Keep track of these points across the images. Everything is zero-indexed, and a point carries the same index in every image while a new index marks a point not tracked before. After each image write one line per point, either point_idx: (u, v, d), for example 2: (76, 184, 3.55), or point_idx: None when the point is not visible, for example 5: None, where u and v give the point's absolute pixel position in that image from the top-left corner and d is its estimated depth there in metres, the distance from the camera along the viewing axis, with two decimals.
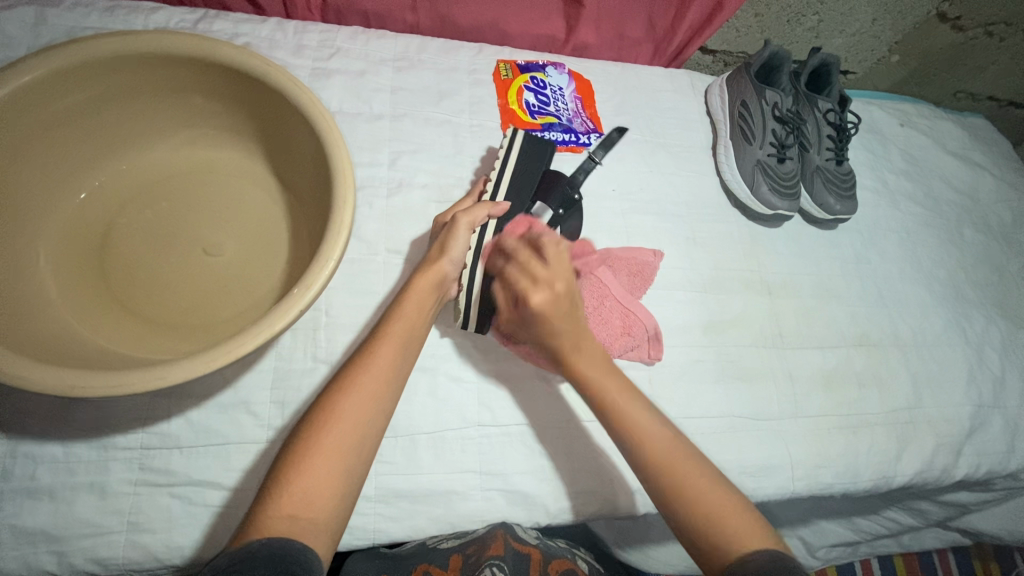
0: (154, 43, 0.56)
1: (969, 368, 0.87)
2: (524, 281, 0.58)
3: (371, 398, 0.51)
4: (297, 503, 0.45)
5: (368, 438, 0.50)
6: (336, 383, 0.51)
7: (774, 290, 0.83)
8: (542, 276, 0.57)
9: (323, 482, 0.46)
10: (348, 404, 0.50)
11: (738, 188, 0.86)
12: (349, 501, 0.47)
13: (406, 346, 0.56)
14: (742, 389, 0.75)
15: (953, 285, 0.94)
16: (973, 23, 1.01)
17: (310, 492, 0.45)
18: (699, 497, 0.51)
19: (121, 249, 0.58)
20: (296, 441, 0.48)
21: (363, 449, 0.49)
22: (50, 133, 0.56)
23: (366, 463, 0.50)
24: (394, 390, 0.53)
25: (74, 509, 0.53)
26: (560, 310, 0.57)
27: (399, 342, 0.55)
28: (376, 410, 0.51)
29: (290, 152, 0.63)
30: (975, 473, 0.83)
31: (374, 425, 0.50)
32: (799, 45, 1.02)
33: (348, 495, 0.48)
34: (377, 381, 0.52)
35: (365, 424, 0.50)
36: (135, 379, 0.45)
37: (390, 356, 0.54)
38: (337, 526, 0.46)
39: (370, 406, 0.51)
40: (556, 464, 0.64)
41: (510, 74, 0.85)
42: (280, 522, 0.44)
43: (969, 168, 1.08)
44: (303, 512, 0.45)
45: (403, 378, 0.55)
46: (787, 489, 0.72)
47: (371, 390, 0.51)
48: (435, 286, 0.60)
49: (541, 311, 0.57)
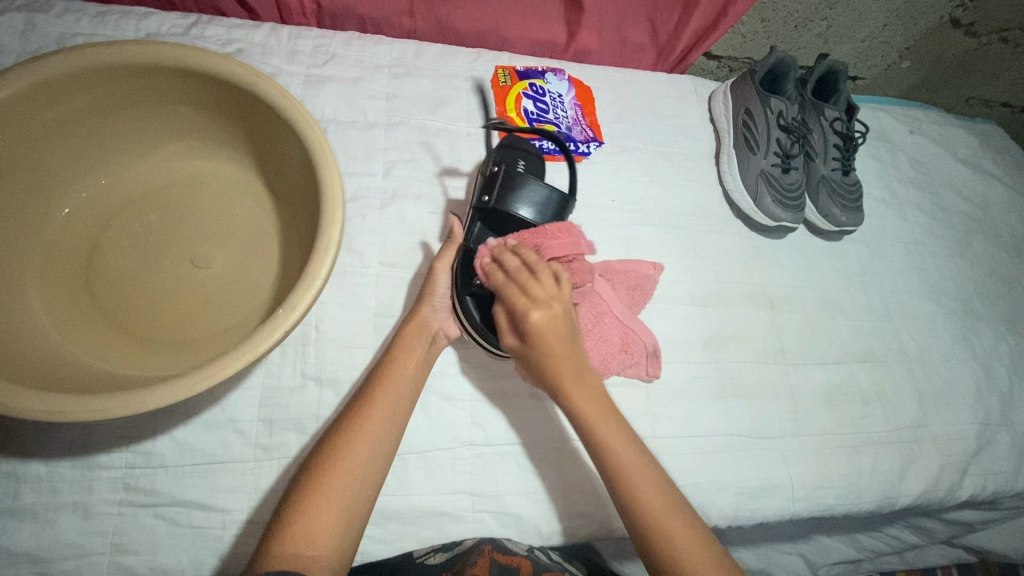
0: (138, 54, 0.54)
1: (977, 385, 0.85)
2: (518, 300, 0.48)
3: (372, 437, 0.52)
4: (301, 540, 0.46)
5: (371, 475, 0.51)
6: (340, 424, 0.53)
7: (776, 304, 0.81)
8: (539, 292, 0.47)
9: (325, 519, 0.47)
10: (351, 444, 0.51)
11: (741, 199, 0.84)
12: (352, 536, 0.48)
13: (403, 385, 0.56)
14: (742, 407, 0.73)
15: (962, 298, 0.92)
16: (986, 29, 0.98)
17: (313, 528, 0.47)
18: (673, 540, 0.51)
19: (109, 264, 0.57)
20: (299, 480, 0.50)
21: (365, 487, 0.50)
22: (33, 147, 0.55)
23: (369, 500, 0.51)
24: (396, 427, 0.54)
25: (56, 529, 0.52)
26: (562, 336, 0.48)
27: (398, 380, 0.56)
28: (377, 447, 0.52)
29: (279, 163, 0.62)
30: (981, 493, 0.81)
31: (376, 463, 0.52)
32: (806, 50, 0.99)
33: (351, 531, 0.48)
34: (379, 421, 0.53)
35: (366, 461, 0.51)
36: (116, 403, 0.44)
37: (391, 394, 0.55)
38: (340, 561, 0.47)
39: (372, 444, 0.52)
40: (549, 485, 0.63)
41: (508, 81, 0.83)
42: (284, 560, 0.45)
43: (980, 177, 1.05)
44: (305, 550, 0.46)
45: (405, 415, 0.55)
46: (787, 510, 0.70)
47: (370, 430, 0.52)
48: (425, 326, 0.61)
49: (536, 332, 0.47)
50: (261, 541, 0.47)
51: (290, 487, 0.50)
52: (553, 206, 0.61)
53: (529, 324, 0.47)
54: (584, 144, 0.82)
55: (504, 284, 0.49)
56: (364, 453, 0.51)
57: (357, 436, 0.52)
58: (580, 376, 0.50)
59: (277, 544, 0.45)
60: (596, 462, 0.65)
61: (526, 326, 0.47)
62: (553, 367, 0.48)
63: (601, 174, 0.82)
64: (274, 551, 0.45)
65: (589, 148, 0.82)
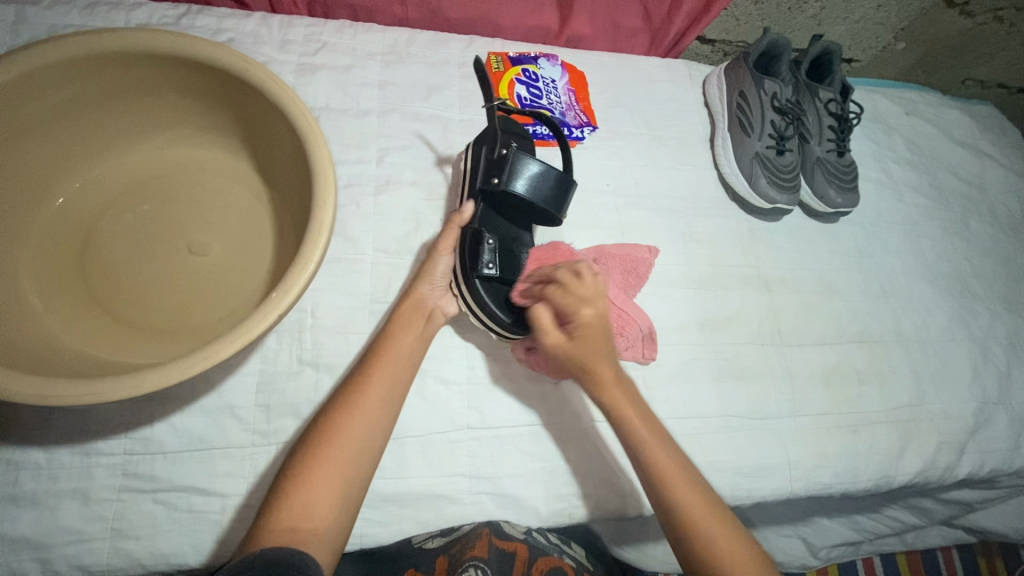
0: (128, 41, 0.54)
1: (974, 365, 0.85)
2: (569, 301, 0.54)
3: (369, 415, 0.53)
4: (298, 515, 0.47)
5: (367, 452, 0.52)
6: (337, 402, 0.53)
7: (773, 287, 0.81)
8: (587, 292, 0.55)
9: (322, 494, 0.48)
10: (348, 422, 0.52)
11: (736, 181, 0.84)
12: (348, 512, 0.50)
13: (400, 363, 0.57)
14: (740, 389, 0.73)
15: (958, 278, 0.92)
16: (981, 8, 0.98)
17: (309, 504, 0.48)
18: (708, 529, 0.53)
19: (104, 252, 0.57)
20: (296, 458, 0.50)
21: (362, 464, 0.51)
22: (26, 136, 0.55)
23: (365, 476, 0.51)
24: (393, 406, 0.55)
25: (57, 515, 0.52)
26: (601, 332, 0.55)
27: (394, 360, 0.57)
28: (374, 426, 0.53)
29: (272, 149, 0.62)
30: (979, 471, 0.81)
31: (373, 441, 0.52)
32: (801, 33, 0.99)
33: (346, 507, 0.49)
34: (375, 400, 0.54)
35: (363, 439, 0.52)
36: (111, 387, 0.44)
37: (387, 374, 0.55)
38: (336, 535, 0.48)
39: (368, 423, 0.52)
40: (548, 466, 0.63)
41: (502, 67, 0.83)
42: (281, 534, 0.46)
43: (976, 158, 1.05)
44: (302, 524, 0.47)
45: (401, 394, 0.56)
46: (785, 489, 0.71)
47: (367, 408, 0.53)
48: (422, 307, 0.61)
49: (592, 327, 0.54)
50: (258, 516, 0.48)
51: (287, 464, 0.51)
52: (560, 189, 0.62)
53: (579, 322, 0.54)
54: (578, 130, 0.82)
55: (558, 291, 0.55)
56: (361, 431, 0.52)
57: (354, 415, 0.52)
58: (617, 376, 0.57)
59: (276, 519, 0.47)
60: (594, 444, 0.65)
61: (576, 322, 0.54)
62: (596, 360, 0.56)
63: (596, 159, 0.81)
64: (271, 526, 0.46)
65: (582, 133, 0.82)
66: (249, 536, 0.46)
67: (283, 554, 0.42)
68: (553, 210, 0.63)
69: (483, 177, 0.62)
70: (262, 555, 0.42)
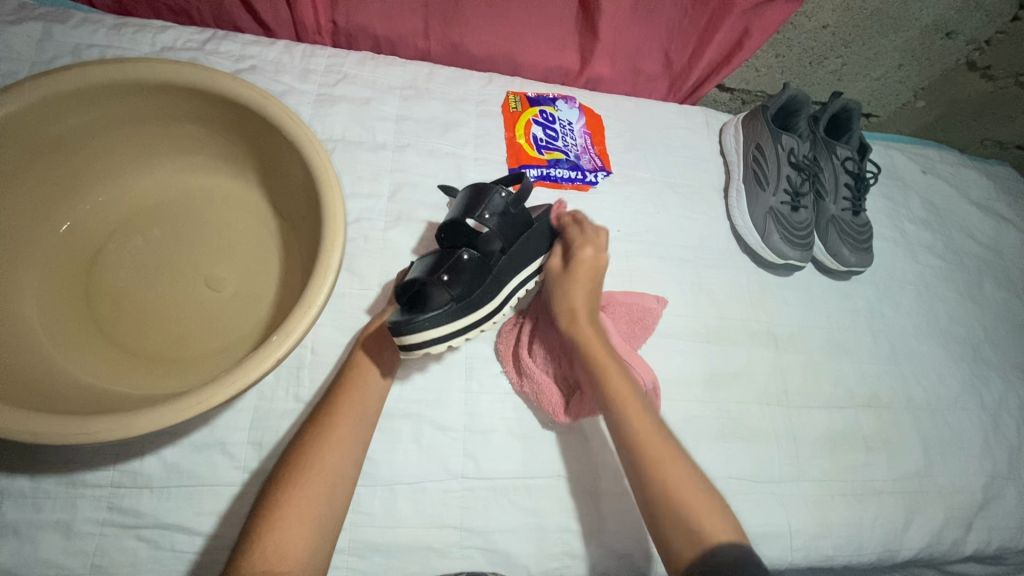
0: (149, 71, 0.55)
1: (984, 435, 0.83)
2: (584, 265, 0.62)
3: (340, 446, 0.53)
4: (272, 556, 0.45)
5: (339, 485, 0.51)
6: (306, 437, 0.53)
7: (781, 343, 0.80)
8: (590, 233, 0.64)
9: (298, 531, 0.47)
10: (319, 456, 0.51)
11: (748, 234, 0.83)
12: (322, 550, 0.48)
13: (366, 396, 0.57)
14: (743, 449, 0.71)
15: (971, 344, 0.90)
16: (1004, 72, 0.98)
17: (283, 545, 0.46)
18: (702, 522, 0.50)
19: (109, 279, 0.57)
20: (265, 496, 0.49)
21: (335, 498, 0.51)
22: (40, 161, 0.55)
23: (337, 509, 0.51)
24: (363, 436, 0.55)
25: (38, 548, 0.51)
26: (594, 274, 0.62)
27: (362, 389, 0.57)
28: (344, 458, 0.52)
29: (283, 179, 0.62)
30: (986, 548, 0.79)
31: (344, 475, 0.52)
32: (820, 87, 0.99)
33: (322, 544, 0.48)
34: (345, 433, 0.53)
35: (335, 472, 0.51)
36: (103, 427, 0.43)
37: (355, 405, 0.55)
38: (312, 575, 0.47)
39: (339, 456, 0.52)
40: (543, 523, 0.61)
41: (519, 107, 0.83)
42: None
43: (993, 221, 1.04)
44: (277, 564, 0.45)
45: (371, 422, 0.56)
46: (785, 559, 0.68)
47: (339, 441, 0.53)
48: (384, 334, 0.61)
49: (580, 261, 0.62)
50: (229, 561, 0.46)
51: (257, 504, 0.49)
52: (484, 202, 0.57)
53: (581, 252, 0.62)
54: (592, 173, 0.82)
55: (566, 226, 0.65)
56: (331, 464, 0.51)
57: (326, 447, 0.52)
58: (592, 315, 0.62)
59: (249, 561, 0.44)
60: (592, 500, 0.63)
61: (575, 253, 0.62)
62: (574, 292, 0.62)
63: (609, 205, 0.81)
64: (245, 568, 0.44)
65: (596, 177, 0.82)
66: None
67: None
68: (476, 220, 0.56)
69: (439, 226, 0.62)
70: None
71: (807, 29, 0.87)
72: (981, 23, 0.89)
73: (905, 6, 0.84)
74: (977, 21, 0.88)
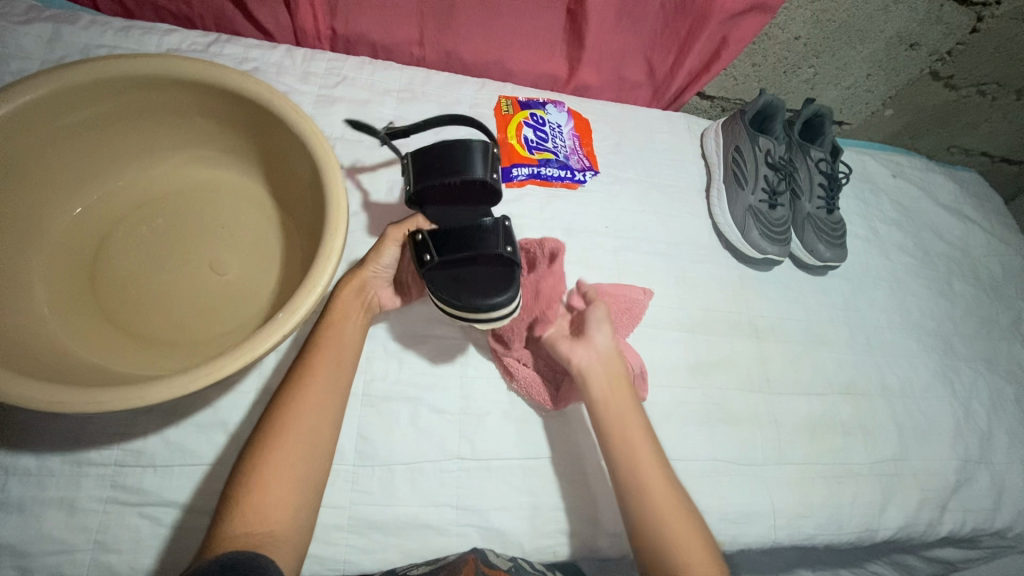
0: (159, 65, 0.58)
1: (956, 421, 0.87)
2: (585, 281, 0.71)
3: (314, 411, 0.53)
4: (253, 519, 0.47)
5: (317, 448, 0.52)
6: (279, 403, 0.53)
7: (762, 334, 0.83)
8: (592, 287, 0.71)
9: (277, 496, 0.49)
10: (292, 422, 0.52)
11: (729, 230, 0.88)
12: (305, 510, 0.50)
13: (338, 358, 0.56)
14: (728, 433, 0.74)
15: (942, 337, 0.95)
16: (965, 82, 1.04)
17: (264, 509, 0.48)
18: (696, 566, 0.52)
19: (115, 264, 0.59)
20: (242, 464, 0.50)
21: (314, 461, 0.52)
22: (52, 148, 0.57)
23: (318, 472, 0.52)
24: (339, 398, 0.55)
25: (42, 524, 0.52)
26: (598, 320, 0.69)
27: (337, 349, 0.57)
28: (320, 422, 0.53)
29: (286, 172, 0.64)
30: (960, 530, 0.82)
31: (321, 437, 0.53)
32: (795, 95, 1.05)
33: (304, 505, 0.50)
34: (319, 398, 0.54)
35: (309, 435, 0.52)
36: (113, 398, 0.45)
37: (329, 369, 0.56)
38: (295, 533, 0.49)
39: (314, 419, 0.53)
40: (536, 500, 0.63)
41: (511, 110, 0.87)
42: (238, 539, 0.46)
43: (961, 222, 1.09)
44: (259, 526, 0.47)
45: (346, 382, 0.56)
46: (769, 538, 0.71)
47: (314, 405, 0.53)
48: (358, 292, 0.61)
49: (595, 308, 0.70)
50: (212, 526, 0.47)
51: (236, 470, 0.50)
52: (492, 160, 0.58)
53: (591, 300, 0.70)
54: (580, 172, 0.86)
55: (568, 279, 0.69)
56: (307, 428, 0.52)
57: (298, 413, 0.52)
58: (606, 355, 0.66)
59: (229, 527, 0.46)
60: (583, 480, 0.65)
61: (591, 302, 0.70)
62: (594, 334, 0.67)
63: (597, 203, 0.85)
64: (225, 533, 0.46)
65: (584, 176, 0.86)
66: (203, 544, 0.46)
67: (241, 556, 0.42)
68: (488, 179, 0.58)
69: (410, 182, 0.59)
70: (224, 557, 0.42)
71: (781, 40, 0.92)
72: (942, 36, 0.95)
73: (871, 19, 0.90)
74: (937, 33, 0.94)
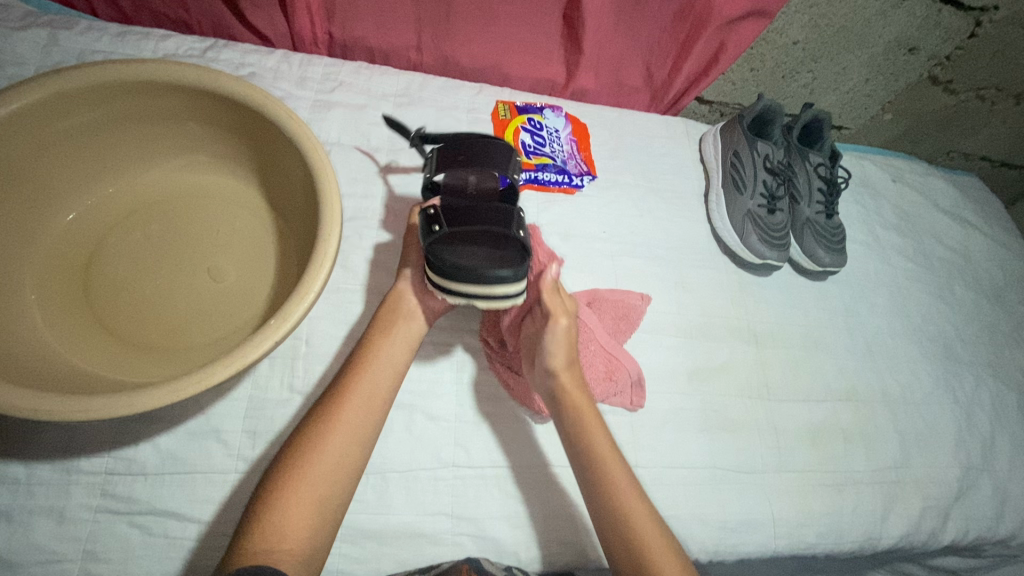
0: (154, 71, 0.57)
1: (958, 428, 0.86)
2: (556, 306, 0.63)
3: (349, 429, 0.53)
4: (274, 534, 0.46)
5: (347, 465, 0.51)
6: (315, 417, 0.53)
7: (761, 340, 0.83)
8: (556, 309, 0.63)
9: (301, 511, 0.47)
10: (326, 437, 0.51)
11: (728, 236, 0.87)
12: (327, 528, 0.49)
13: (380, 378, 0.56)
14: (728, 440, 0.74)
15: (943, 342, 0.94)
16: (964, 87, 1.04)
17: (287, 523, 0.46)
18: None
19: (108, 270, 0.58)
20: (270, 478, 0.49)
21: (343, 478, 0.51)
22: (46, 154, 0.57)
23: (345, 490, 0.51)
24: (376, 417, 0.55)
25: (29, 534, 0.51)
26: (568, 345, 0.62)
27: (376, 369, 0.57)
28: (354, 439, 0.52)
29: (280, 177, 0.64)
30: (963, 538, 0.81)
31: (353, 455, 0.52)
32: (794, 100, 1.04)
33: (326, 523, 0.49)
34: (356, 415, 0.53)
35: (343, 452, 0.51)
36: (101, 405, 0.44)
37: (367, 383, 0.55)
38: (313, 552, 0.47)
39: (349, 435, 0.52)
40: (532, 509, 0.63)
41: (509, 114, 0.87)
42: (259, 553, 0.44)
43: (961, 227, 1.09)
44: (280, 541, 0.45)
45: (385, 402, 0.56)
46: (769, 546, 0.70)
47: (351, 422, 0.53)
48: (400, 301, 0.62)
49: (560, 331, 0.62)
50: (234, 537, 0.46)
51: (263, 483, 0.49)
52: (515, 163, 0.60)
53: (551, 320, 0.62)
54: (578, 177, 0.85)
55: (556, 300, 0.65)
56: (340, 445, 0.51)
57: (333, 429, 0.52)
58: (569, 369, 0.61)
59: (250, 540, 0.45)
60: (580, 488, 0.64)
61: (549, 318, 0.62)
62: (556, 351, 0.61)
63: (594, 208, 0.84)
64: (246, 546, 0.44)
65: (582, 181, 0.85)
66: (224, 555, 0.44)
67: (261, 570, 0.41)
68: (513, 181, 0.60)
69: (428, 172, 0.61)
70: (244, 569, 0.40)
71: (779, 45, 0.92)
72: (940, 40, 0.94)
73: (869, 24, 0.90)
74: (936, 38, 0.94)
